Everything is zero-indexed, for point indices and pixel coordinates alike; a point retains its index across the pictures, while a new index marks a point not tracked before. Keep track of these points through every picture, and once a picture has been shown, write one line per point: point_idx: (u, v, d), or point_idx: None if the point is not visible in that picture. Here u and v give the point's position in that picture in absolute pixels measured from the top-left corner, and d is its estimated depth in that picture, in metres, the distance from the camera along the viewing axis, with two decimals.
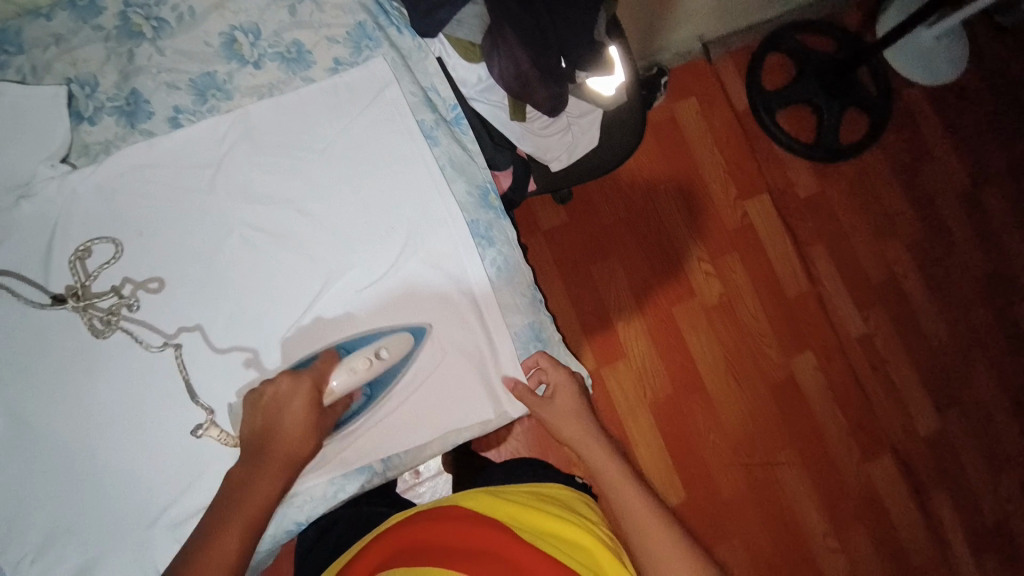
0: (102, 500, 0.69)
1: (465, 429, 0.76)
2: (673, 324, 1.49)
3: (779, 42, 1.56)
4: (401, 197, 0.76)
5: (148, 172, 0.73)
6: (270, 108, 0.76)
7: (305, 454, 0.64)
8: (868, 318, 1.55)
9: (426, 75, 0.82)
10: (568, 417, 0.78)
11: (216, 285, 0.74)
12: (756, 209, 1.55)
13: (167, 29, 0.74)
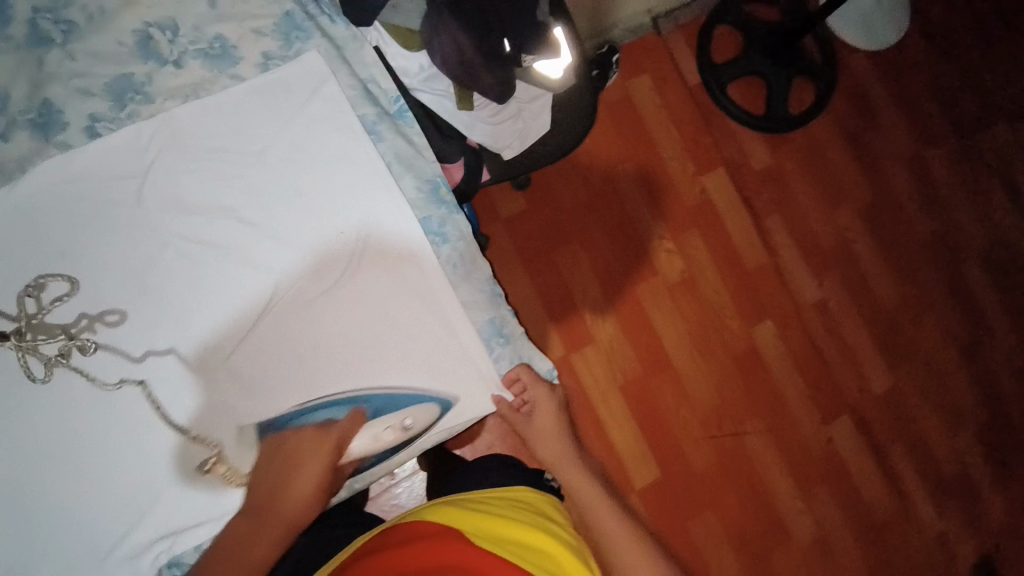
0: (53, 541, 0.66)
1: (432, 434, 0.73)
2: (638, 304, 1.50)
3: (724, 14, 1.56)
4: (347, 198, 0.72)
5: (71, 188, 0.68)
6: (196, 110, 0.71)
7: (307, 510, 0.70)
8: (823, 284, 1.60)
9: (364, 66, 0.77)
10: (548, 434, 0.89)
11: (154, 305, 0.69)
12: (713, 184, 1.57)
13: (75, 30, 0.68)
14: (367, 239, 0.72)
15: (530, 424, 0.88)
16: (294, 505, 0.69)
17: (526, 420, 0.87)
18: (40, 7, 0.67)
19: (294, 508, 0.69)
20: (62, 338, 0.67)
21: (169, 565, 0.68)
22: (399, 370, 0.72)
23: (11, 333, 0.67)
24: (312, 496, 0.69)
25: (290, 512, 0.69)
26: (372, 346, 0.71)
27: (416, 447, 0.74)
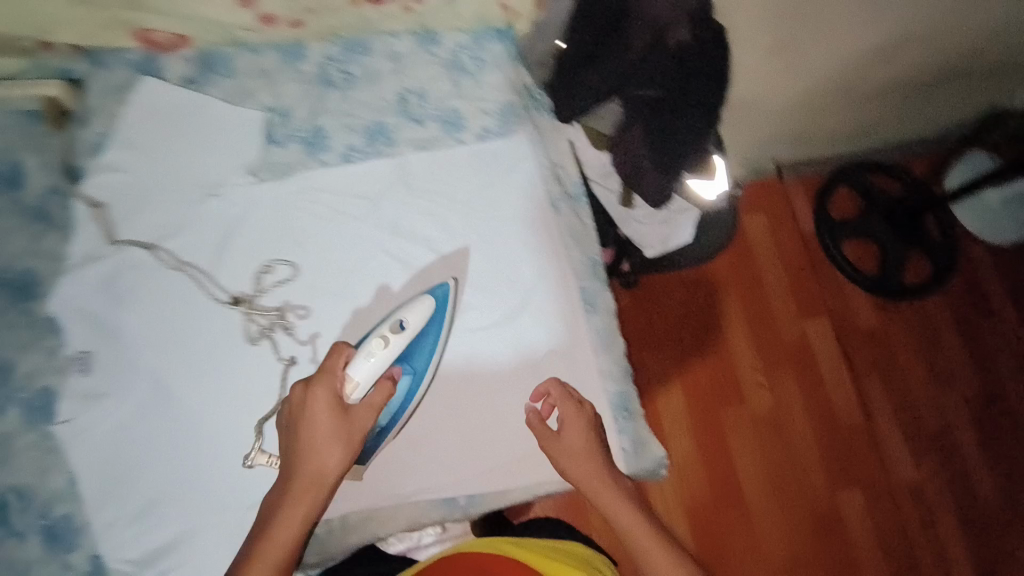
0: (198, 479, 0.74)
1: (551, 481, 0.77)
2: (720, 429, 1.48)
3: (849, 179, 1.63)
4: (524, 255, 0.84)
5: (317, 196, 0.83)
6: (425, 160, 0.87)
7: (331, 452, 0.66)
8: (918, 464, 1.51)
9: (558, 154, 0.91)
10: (578, 456, 0.72)
11: (340, 301, 0.80)
12: (816, 331, 1.58)
13: (353, 82, 0.88)
14: (533, 295, 0.82)
15: (561, 446, 0.73)
16: (315, 482, 0.66)
17: (557, 439, 0.73)
18: (331, 58, 0.88)
19: (311, 492, 0.66)
20: (274, 314, 0.78)
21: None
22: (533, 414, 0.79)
23: (240, 301, 0.78)
24: (327, 459, 0.66)
25: (310, 492, 0.66)
26: (514, 385, 0.79)
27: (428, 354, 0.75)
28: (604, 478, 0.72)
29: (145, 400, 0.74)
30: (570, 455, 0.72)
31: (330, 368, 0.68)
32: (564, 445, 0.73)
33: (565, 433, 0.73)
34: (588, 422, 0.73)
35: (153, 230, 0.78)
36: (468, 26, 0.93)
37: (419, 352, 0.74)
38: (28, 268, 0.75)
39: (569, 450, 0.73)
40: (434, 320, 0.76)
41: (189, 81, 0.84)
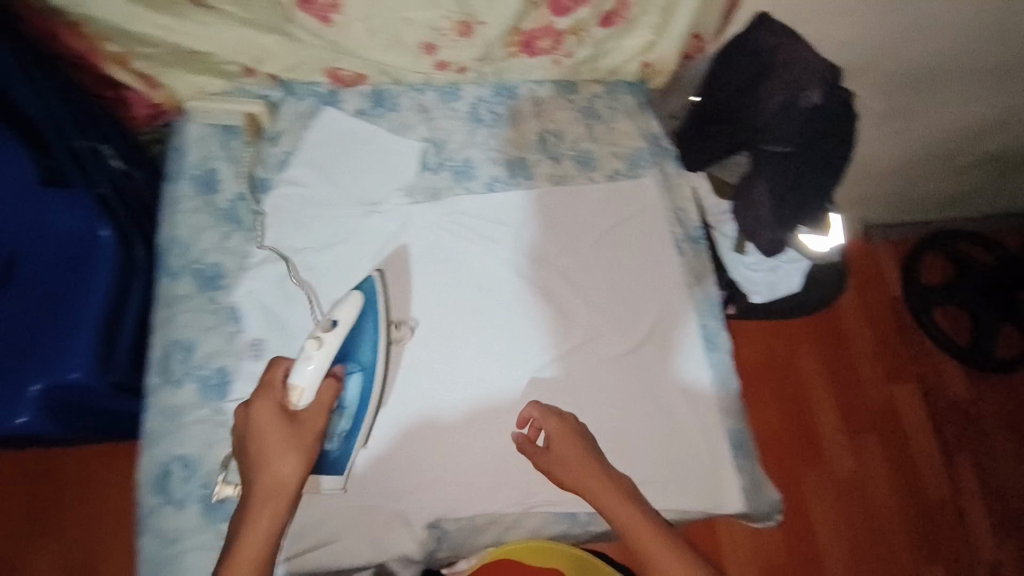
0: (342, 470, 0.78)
1: (669, 510, 0.79)
2: (799, 488, 1.43)
3: (940, 245, 1.63)
4: (648, 290, 0.89)
5: (462, 219, 0.90)
6: (560, 194, 0.94)
7: (289, 467, 0.66)
8: (1010, 549, 1.43)
9: (681, 198, 0.96)
10: (570, 461, 0.71)
11: (475, 317, 0.86)
12: (903, 396, 1.53)
13: (500, 121, 0.97)
14: (658, 327, 0.87)
15: (548, 457, 0.73)
16: (279, 491, 0.65)
17: (543, 451, 0.73)
18: (482, 99, 0.98)
19: (279, 502, 0.65)
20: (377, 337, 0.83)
21: (435, 525, 0.76)
22: (654, 441, 0.82)
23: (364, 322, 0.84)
24: (283, 462, 0.66)
25: (278, 503, 0.65)
26: (637, 411, 0.83)
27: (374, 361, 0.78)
28: (599, 472, 0.71)
29: None
30: (561, 462, 0.72)
31: (268, 381, 0.70)
32: (553, 456, 0.73)
33: (554, 445, 0.73)
34: (573, 430, 0.73)
35: (323, 236, 0.89)
36: (602, 78, 1.01)
37: (355, 346, 0.77)
38: (217, 262, 0.85)
39: (557, 459, 0.72)
40: (364, 322, 0.78)
41: (360, 111, 0.95)
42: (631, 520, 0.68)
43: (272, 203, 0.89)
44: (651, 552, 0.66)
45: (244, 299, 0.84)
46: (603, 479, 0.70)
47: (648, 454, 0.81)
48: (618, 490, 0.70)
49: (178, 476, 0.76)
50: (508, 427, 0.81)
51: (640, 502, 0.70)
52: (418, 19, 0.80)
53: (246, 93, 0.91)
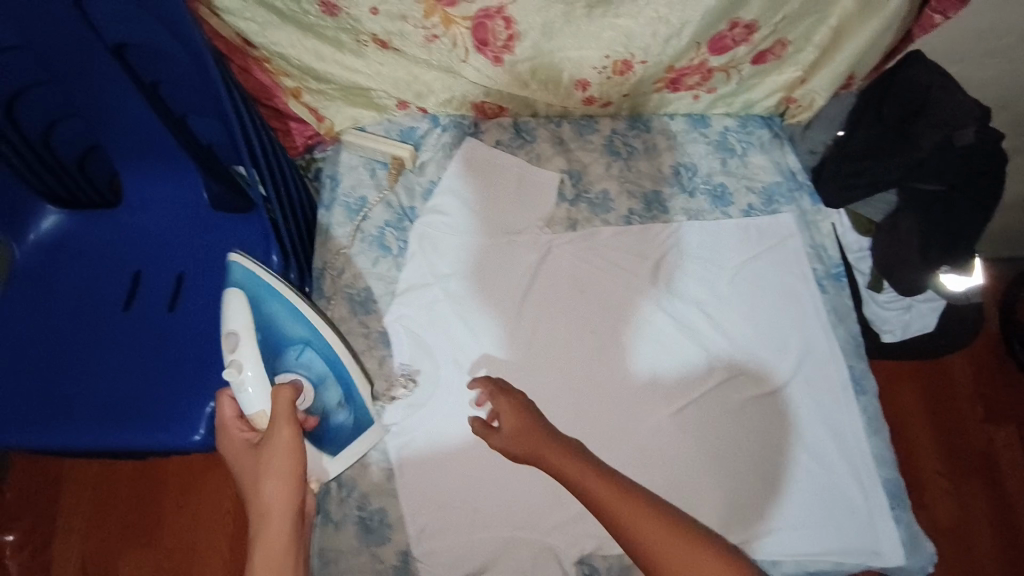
0: (490, 501, 0.79)
1: (822, 559, 0.77)
2: None
3: None
4: (791, 328, 0.86)
5: (595, 252, 0.91)
6: (696, 228, 0.94)
7: (273, 476, 0.62)
8: None
9: (819, 234, 0.94)
10: (525, 433, 0.74)
11: (614, 351, 0.86)
12: (1006, 438, 1.34)
13: (635, 155, 0.98)
14: (804, 369, 0.84)
15: (503, 438, 0.76)
16: (277, 505, 0.61)
17: (498, 436, 0.76)
18: (616, 131, 0.99)
19: (281, 517, 0.61)
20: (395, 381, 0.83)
21: (583, 562, 0.77)
22: (802, 487, 0.80)
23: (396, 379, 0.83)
24: (284, 469, 0.62)
25: (279, 524, 0.60)
26: (784, 453, 0.81)
27: (273, 324, 0.73)
28: (557, 442, 0.72)
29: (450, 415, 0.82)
30: (517, 439, 0.74)
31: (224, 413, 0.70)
32: (507, 433, 0.76)
33: (504, 421, 0.76)
34: (521, 405, 0.77)
35: (462, 265, 0.89)
36: (735, 111, 1.01)
37: (271, 327, 0.73)
38: (366, 287, 0.87)
39: (511, 435, 0.75)
40: (269, 306, 0.73)
41: (499, 142, 0.97)
42: (586, 480, 0.68)
43: (414, 230, 0.91)
44: (619, 508, 0.65)
45: (392, 325, 0.86)
46: (559, 446, 0.72)
47: (798, 499, 0.80)
48: (572, 452, 0.71)
49: (337, 496, 0.78)
50: (653, 465, 0.80)
51: (607, 471, 0.70)
52: (581, 58, 0.80)
53: (396, 124, 0.95)
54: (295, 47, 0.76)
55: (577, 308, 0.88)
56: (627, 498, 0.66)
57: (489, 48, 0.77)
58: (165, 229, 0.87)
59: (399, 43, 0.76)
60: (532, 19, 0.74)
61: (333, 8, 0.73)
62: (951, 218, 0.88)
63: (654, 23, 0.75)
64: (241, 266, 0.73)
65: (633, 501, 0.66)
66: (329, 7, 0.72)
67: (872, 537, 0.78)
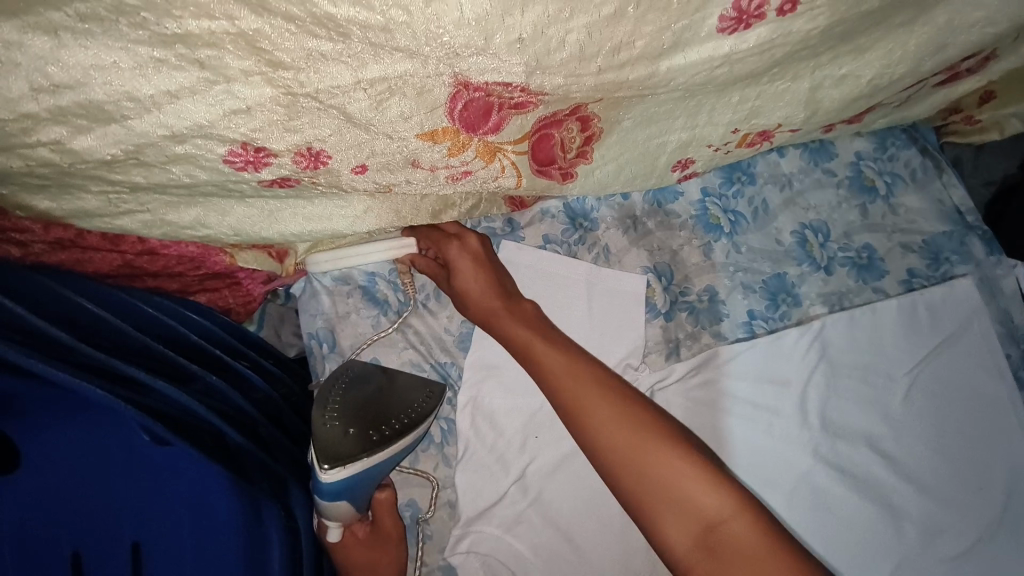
0: None
1: None
2: None
3: None
4: (991, 455, 0.64)
5: (710, 392, 0.65)
6: (844, 323, 0.66)
7: (377, 561, 0.58)
8: None
9: (1005, 298, 0.69)
10: (482, 314, 0.61)
11: None
12: None
13: (742, 223, 0.69)
14: (1014, 510, 0.63)
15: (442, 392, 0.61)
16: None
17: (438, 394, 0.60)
18: (709, 192, 0.69)
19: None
20: None
21: None
22: None
23: None
24: (379, 555, 0.58)
25: None
26: None
27: (374, 478, 0.55)
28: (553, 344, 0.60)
29: None
30: (461, 296, 0.62)
31: None
32: (453, 289, 0.62)
33: (452, 269, 0.61)
34: (483, 258, 0.62)
35: (538, 448, 0.63)
36: (870, 128, 0.70)
37: (370, 482, 0.55)
38: (406, 499, 0.62)
39: (459, 289, 0.61)
40: (362, 477, 0.53)
41: (547, 240, 0.67)
42: (590, 406, 0.57)
43: (462, 401, 0.63)
44: (628, 441, 0.55)
45: (463, 558, 0.61)
46: (564, 354, 0.60)
47: None
48: (572, 357, 0.60)
49: None
50: None
51: (617, 390, 0.58)
52: (692, 138, 0.49)
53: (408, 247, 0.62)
54: (225, 215, 0.50)
55: None
56: (634, 426, 0.56)
57: (554, 167, 0.47)
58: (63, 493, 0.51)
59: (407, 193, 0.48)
60: (628, 109, 0.44)
61: (286, 183, 0.45)
62: None
63: (832, 86, 0.47)
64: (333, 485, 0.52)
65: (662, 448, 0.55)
66: (279, 181, 0.45)
67: None
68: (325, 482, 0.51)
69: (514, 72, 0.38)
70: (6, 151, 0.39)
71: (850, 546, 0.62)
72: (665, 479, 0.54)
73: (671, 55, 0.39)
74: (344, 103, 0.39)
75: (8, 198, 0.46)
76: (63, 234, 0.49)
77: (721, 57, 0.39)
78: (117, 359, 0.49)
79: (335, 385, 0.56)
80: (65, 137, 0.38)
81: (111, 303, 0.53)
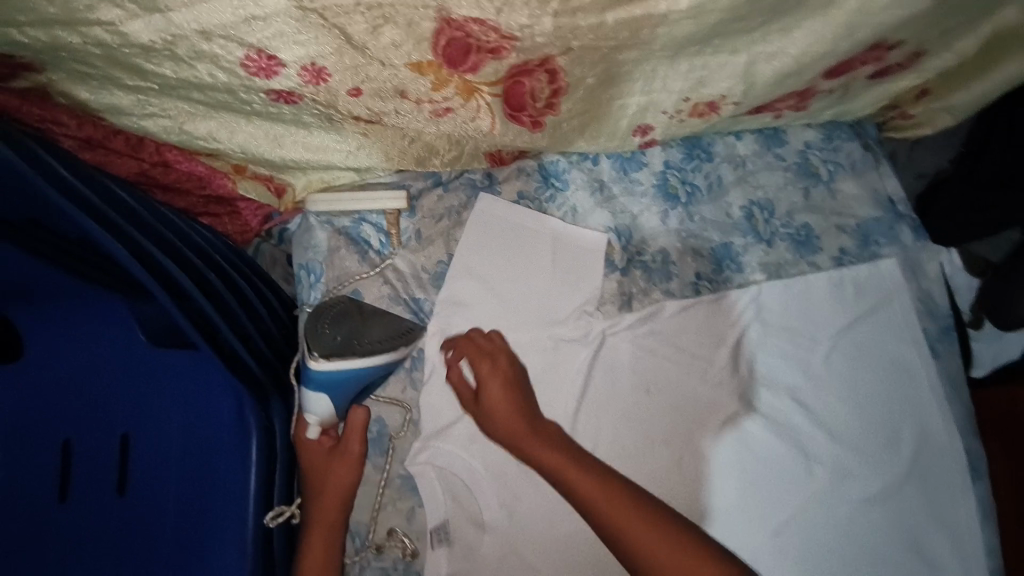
0: None
1: None
2: None
3: None
4: (901, 414, 0.72)
5: (654, 342, 0.72)
6: (779, 290, 0.74)
7: (343, 463, 0.65)
8: None
9: (926, 280, 0.77)
10: (515, 433, 0.64)
11: (692, 458, 0.71)
12: None
13: (697, 195, 0.76)
14: (916, 462, 0.71)
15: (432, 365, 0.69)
16: (331, 490, 0.64)
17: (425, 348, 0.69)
18: (670, 165, 0.76)
19: (336, 502, 0.64)
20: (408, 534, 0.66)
21: None
22: None
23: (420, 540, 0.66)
24: (336, 469, 0.64)
25: (329, 507, 0.64)
26: (898, 565, 0.69)
27: (354, 384, 0.63)
28: (550, 446, 0.63)
29: (499, 563, 0.66)
30: (491, 419, 0.65)
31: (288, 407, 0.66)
32: (484, 410, 0.65)
33: (486, 392, 0.65)
34: (512, 374, 0.67)
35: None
36: (819, 121, 0.78)
37: (350, 387, 0.63)
38: (376, 414, 0.69)
39: (490, 413, 0.65)
40: (342, 380, 0.62)
41: (522, 195, 0.74)
42: (607, 506, 0.60)
43: (432, 330, 0.70)
44: (651, 551, 0.57)
45: (421, 469, 0.67)
46: (573, 460, 0.62)
47: None
48: (584, 465, 0.62)
49: None
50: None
51: (629, 491, 0.61)
52: (648, 102, 0.57)
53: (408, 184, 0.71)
54: (234, 133, 0.56)
55: (633, 403, 0.71)
56: (649, 523, 0.59)
57: (524, 114, 0.54)
58: (65, 388, 0.62)
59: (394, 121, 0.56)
60: (591, 68, 0.51)
61: (290, 97, 0.52)
62: None
63: (766, 62, 0.52)
64: (322, 374, 0.61)
65: (654, 526, 0.59)
66: (284, 96, 0.51)
67: None
68: (314, 368, 0.61)
69: (487, 8, 0.43)
70: (68, 26, 0.44)
71: (766, 486, 0.70)
72: (672, 556, 0.58)
73: (617, 8, 0.44)
74: (344, 24, 0.45)
75: (54, 85, 0.51)
76: (93, 133, 0.54)
77: (658, 15, 0.45)
78: (158, 253, 0.55)
79: (325, 311, 0.64)
80: (121, 19, 0.43)
81: (144, 203, 0.58)
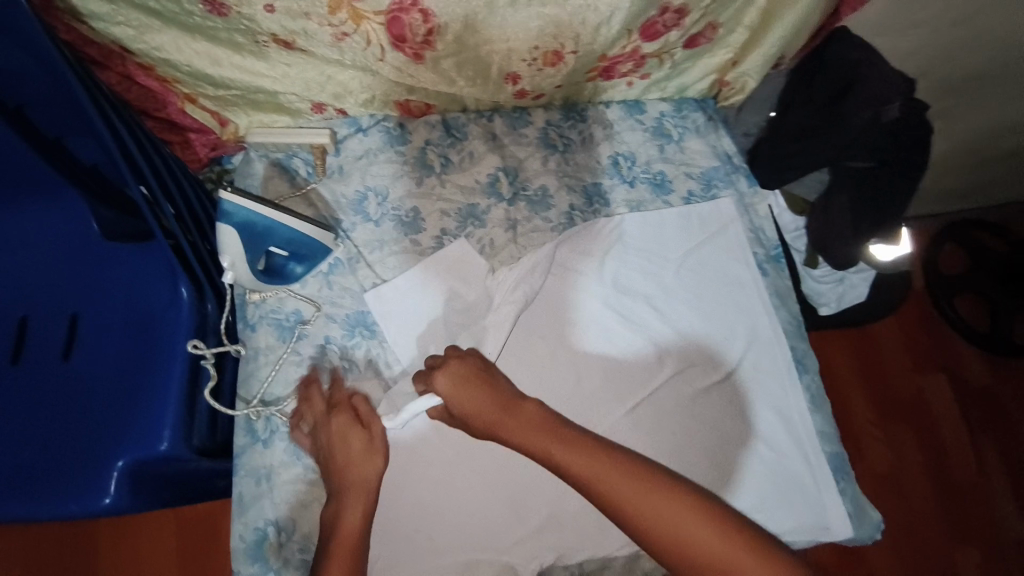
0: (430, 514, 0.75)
1: (800, 535, 0.79)
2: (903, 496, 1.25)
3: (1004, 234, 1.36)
4: (735, 316, 0.87)
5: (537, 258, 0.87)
6: (638, 220, 0.91)
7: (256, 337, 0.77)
8: None
9: (758, 218, 0.94)
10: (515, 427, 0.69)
11: (564, 350, 0.85)
12: (934, 387, 1.33)
13: (571, 147, 0.94)
14: (749, 352, 0.86)
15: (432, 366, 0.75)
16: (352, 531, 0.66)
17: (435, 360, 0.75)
18: (551, 123, 0.95)
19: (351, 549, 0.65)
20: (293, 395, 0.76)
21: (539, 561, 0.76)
22: (765, 469, 0.81)
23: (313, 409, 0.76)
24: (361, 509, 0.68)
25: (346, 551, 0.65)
26: (738, 436, 0.82)
27: (259, 231, 0.75)
28: (554, 438, 0.67)
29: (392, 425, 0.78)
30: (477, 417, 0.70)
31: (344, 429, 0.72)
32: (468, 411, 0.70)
33: (466, 405, 0.70)
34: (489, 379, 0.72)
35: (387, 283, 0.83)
36: (670, 96, 0.98)
37: (256, 232, 0.75)
38: (293, 308, 0.80)
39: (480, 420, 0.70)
40: (250, 220, 0.74)
41: (428, 141, 0.90)
42: (630, 494, 0.64)
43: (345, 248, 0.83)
44: (673, 523, 0.62)
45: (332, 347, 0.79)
46: (588, 451, 0.66)
47: (767, 475, 0.81)
48: (602, 455, 0.66)
49: (274, 542, 0.72)
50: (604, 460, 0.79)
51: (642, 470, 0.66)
52: (506, 48, 0.76)
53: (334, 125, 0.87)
54: (184, 52, 0.73)
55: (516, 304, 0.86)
56: (659, 496, 0.63)
57: (406, 45, 0.73)
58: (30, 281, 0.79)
59: (307, 44, 0.73)
60: (452, 11, 0.69)
61: (221, 8, 0.67)
62: (868, 184, 0.88)
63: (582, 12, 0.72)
64: (232, 206, 0.73)
65: (663, 495, 0.64)
66: (217, 6, 0.67)
67: (823, 505, 0.80)
68: (228, 200, 0.73)
69: None
70: None
71: (622, 373, 0.85)
72: (703, 529, 0.62)
73: None
74: None
75: None
76: (77, 39, 0.69)
77: None
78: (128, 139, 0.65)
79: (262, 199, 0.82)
80: None
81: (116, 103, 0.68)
